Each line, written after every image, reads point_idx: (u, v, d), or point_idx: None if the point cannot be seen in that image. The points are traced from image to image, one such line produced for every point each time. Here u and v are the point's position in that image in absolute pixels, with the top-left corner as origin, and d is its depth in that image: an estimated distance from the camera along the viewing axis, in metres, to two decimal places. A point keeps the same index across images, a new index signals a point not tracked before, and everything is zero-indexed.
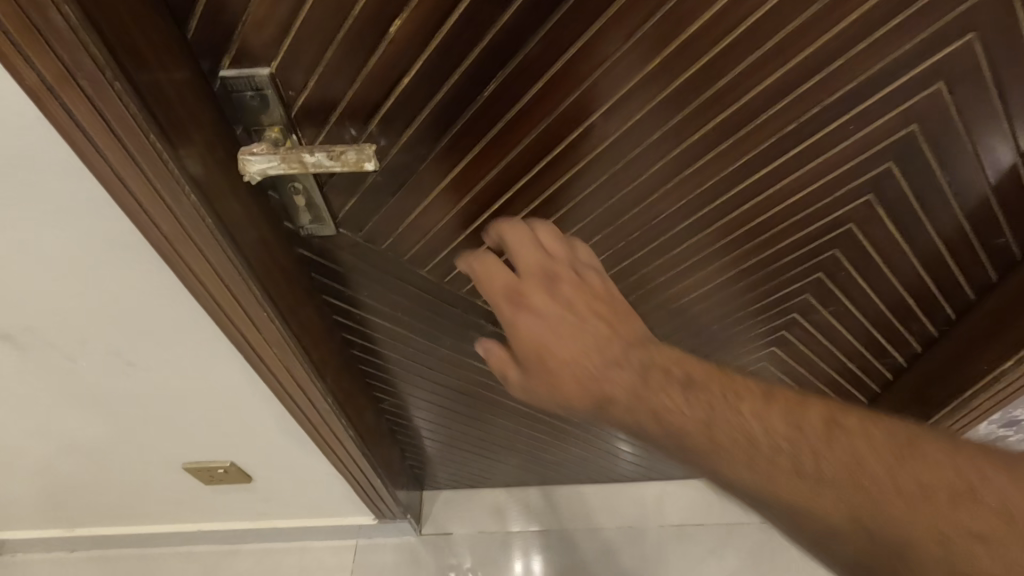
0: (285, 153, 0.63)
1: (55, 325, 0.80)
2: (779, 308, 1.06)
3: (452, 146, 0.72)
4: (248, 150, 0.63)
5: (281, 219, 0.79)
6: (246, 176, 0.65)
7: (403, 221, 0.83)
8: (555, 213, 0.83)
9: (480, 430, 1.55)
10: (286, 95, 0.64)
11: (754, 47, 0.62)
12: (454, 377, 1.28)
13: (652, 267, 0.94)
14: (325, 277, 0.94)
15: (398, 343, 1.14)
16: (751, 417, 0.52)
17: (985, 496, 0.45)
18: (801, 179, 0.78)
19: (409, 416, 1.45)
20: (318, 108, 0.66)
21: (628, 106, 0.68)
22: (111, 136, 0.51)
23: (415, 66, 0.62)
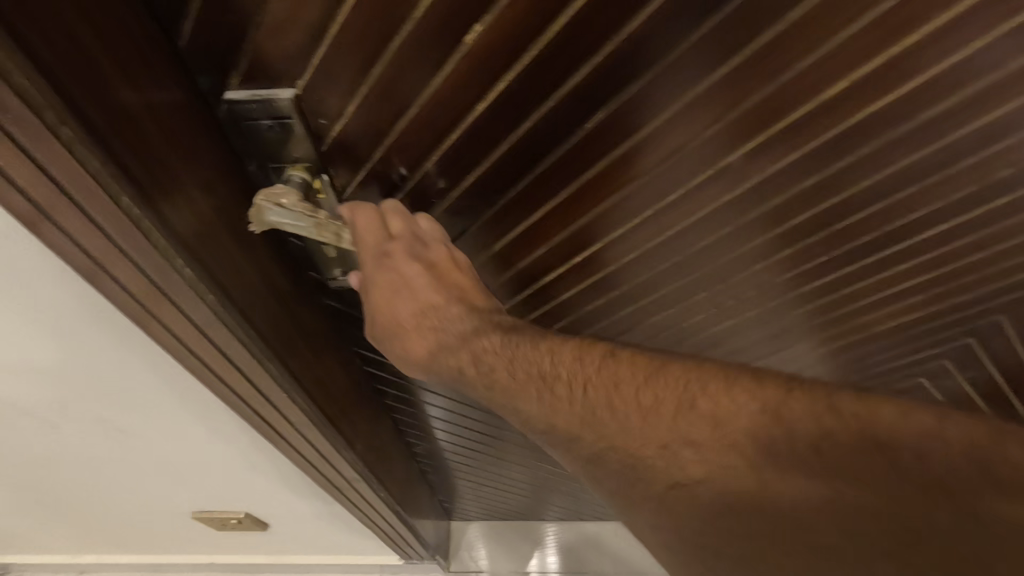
0: (319, 221, 0.48)
1: (34, 392, 0.68)
2: (899, 360, 0.90)
3: (531, 191, 0.55)
4: (271, 197, 0.46)
5: (306, 268, 0.63)
6: (255, 221, 0.47)
7: None
8: (655, 265, 0.67)
9: (519, 473, 1.39)
10: (315, 123, 0.47)
11: (950, 52, 0.44)
12: (496, 425, 1.12)
13: (754, 318, 0.79)
14: (356, 329, 0.78)
15: (436, 393, 0.98)
16: (544, 350, 0.42)
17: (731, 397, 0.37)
18: (956, 220, 0.61)
19: (440, 457, 1.30)
20: (360, 142, 0.49)
21: (782, 147, 0.52)
22: (66, 201, 0.35)
23: (494, 89, 0.45)
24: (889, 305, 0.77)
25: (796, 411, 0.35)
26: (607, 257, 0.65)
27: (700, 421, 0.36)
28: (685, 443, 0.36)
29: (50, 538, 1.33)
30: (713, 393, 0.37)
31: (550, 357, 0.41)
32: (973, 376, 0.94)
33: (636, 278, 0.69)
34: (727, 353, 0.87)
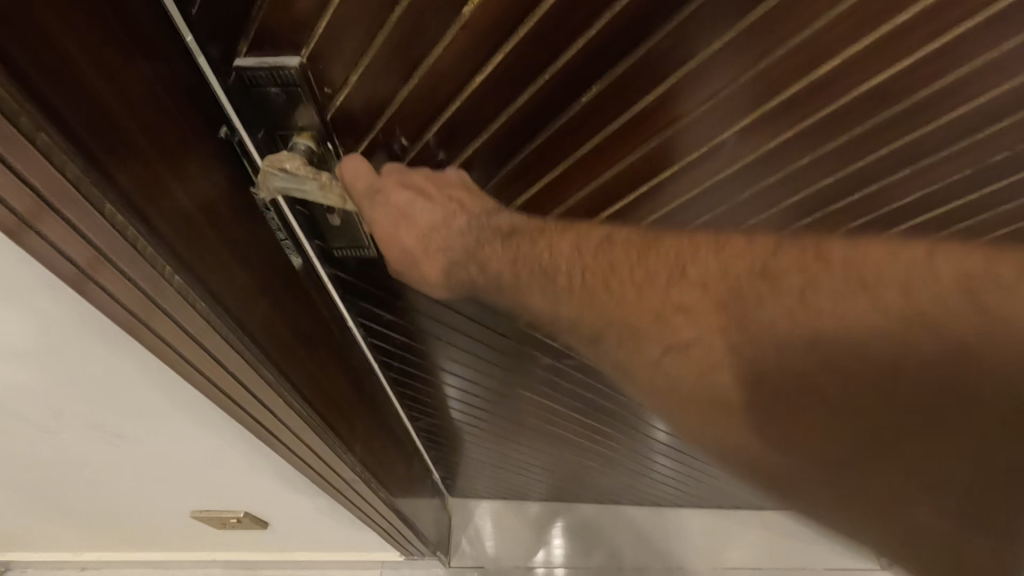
0: (322, 179, 0.50)
1: (21, 399, 0.66)
2: None
3: (530, 164, 0.57)
4: (275, 162, 0.48)
5: (311, 237, 0.62)
6: (263, 190, 0.49)
7: None
8: None
9: (523, 462, 1.36)
10: (319, 91, 0.48)
11: (908, 54, 0.47)
12: (501, 411, 1.09)
13: None
14: (358, 299, 0.76)
15: (439, 371, 0.95)
16: (543, 248, 0.47)
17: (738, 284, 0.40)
18: (940, 200, 0.64)
19: (447, 438, 1.27)
20: (363, 112, 0.50)
21: (772, 127, 0.54)
22: (50, 213, 0.34)
23: (493, 61, 0.46)
24: None
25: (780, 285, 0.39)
26: None
27: (689, 286, 0.42)
28: (677, 306, 0.42)
29: (47, 538, 1.32)
30: (701, 259, 0.42)
31: (551, 252, 0.46)
32: None
33: None
34: None
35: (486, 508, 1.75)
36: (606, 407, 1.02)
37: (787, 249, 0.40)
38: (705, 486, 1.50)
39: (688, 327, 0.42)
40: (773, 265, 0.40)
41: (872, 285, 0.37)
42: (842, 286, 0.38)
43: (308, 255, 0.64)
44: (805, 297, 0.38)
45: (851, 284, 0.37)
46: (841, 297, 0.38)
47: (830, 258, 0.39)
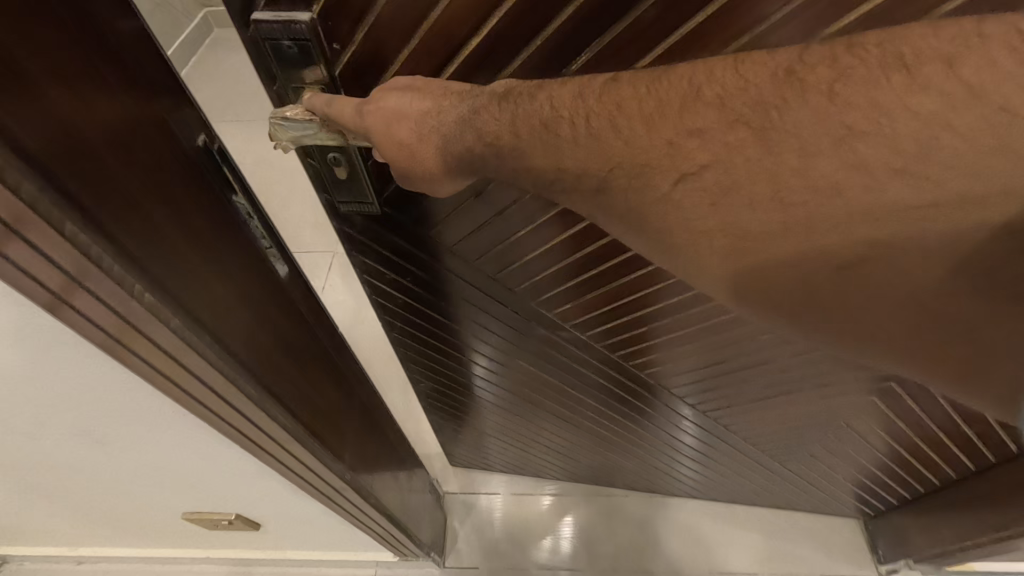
0: (314, 118, 0.51)
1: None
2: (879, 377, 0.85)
3: None
4: (279, 112, 0.51)
5: (318, 189, 0.65)
6: (277, 142, 0.54)
7: (452, 210, 0.64)
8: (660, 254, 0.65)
9: (522, 447, 1.35)
10: (329, 47, 0.52)
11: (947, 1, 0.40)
12: (500, 390, 1.07)
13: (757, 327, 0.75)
14: (363, 243, 0.77)
15: (439, 337, 0.95)
16: (543, 101, 0.36)
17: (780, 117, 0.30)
18: None
19: (447, 412, 1.27)
20: (368, 69, 0.54)
21: None
22: (14, 237, 0.32)
23: (496, 14, 0.47)
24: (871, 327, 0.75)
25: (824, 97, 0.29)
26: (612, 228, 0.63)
27: (706, 108, 0.31)
28: (690, 134, 0.32)
29: (40, 535, 1.31)
30: (719, 72, 0.31)
31: (551, 103, 0.35)
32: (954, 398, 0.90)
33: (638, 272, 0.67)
34: (735, 354, 0.81)
35: (482, 499, 1.59)
36: (606, 392, 0.99)
37: (833, 47, 0.29)
38: (709, 486, 1.46)
39: (711, 166, 0.32)
40: (802, 64, 0.29)
41: (985, 96, 0.26)
42: (906, 88, 0.27)
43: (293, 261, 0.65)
44: (859, 108, 0.28)
45: (923, 83, 0.27)
46: (958, 87, 0.26)
47: (895, 51, 0.27)
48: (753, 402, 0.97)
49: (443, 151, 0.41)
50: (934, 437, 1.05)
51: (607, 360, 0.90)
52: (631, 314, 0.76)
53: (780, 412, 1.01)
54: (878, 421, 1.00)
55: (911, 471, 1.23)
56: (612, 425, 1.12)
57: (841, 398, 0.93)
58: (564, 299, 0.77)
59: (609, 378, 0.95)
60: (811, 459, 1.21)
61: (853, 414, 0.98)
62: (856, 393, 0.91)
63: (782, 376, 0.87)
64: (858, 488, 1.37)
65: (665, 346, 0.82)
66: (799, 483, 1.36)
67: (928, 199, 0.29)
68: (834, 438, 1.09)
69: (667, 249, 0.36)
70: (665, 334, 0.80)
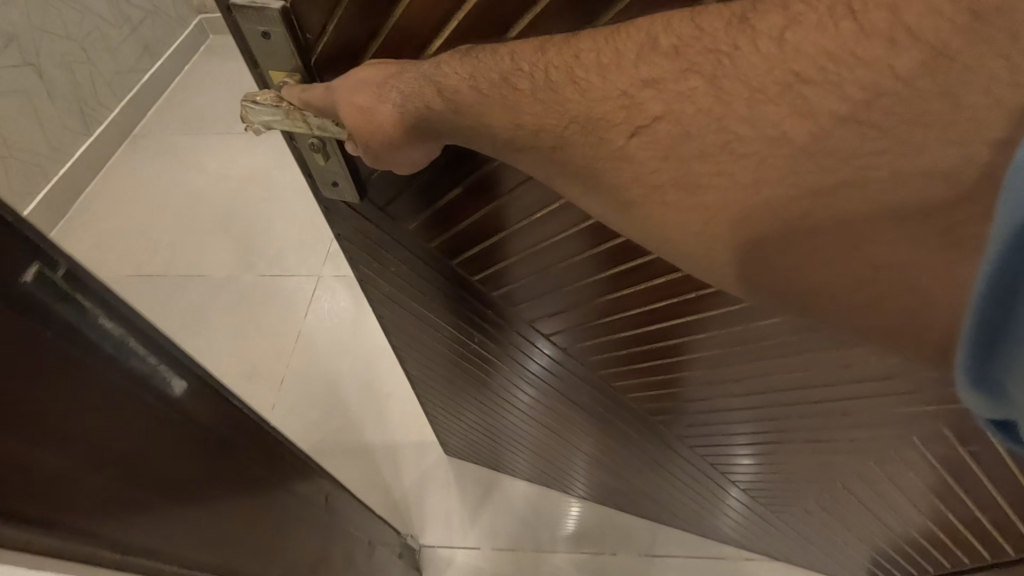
0: (286, 107, 0.53)
1: None
2: (888, 442, 0.75)
3: None
4: (251, 96, 0.54)
5: (305, 174, 0.65)
6: (250, 125, 0.55)
7: (444, 197, 0.61)
8: (666, 272, 0.60)
9: (516, 446, 1.32)
10: (304, 36, 0.52)
11: None
12: (490, 391, 1.05)
13: (771, 361, 0.67)
14: (353, 231, 0.76)
15: (430, 328, 0.93)
16: (505, 55, 0.39)
17: (729, 59, 0.31)
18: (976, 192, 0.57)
19: (441, 401, 1.26)
20: (343, 56, 0.53)
21: None
22: None
23: (458, 16, 0.47)
24: (881, 392, 0.65)
25: (774, 41, 0.30)
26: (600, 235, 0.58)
27: (661, 58, 0.33)
28: (644, 85, 0.34)
29: None
30: (677, 24, 0.33)
31: (512, 56, 0.39)
32: (968, 489, 0.77)
33: (642, 276, 0.62)
34: (751, 389, 0.75)
35: (462, 553, 1.50)
36: (598, 402, 0.95)
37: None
38: (706, 521, 1.37)
39: (663, 118, 0.34)
40: (755, 13, 0.31)
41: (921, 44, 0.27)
42: (855, 36, 0.28)
43: (201, 372, 0.55)
44: (804, 57, 0.30)
45: (870, 29, 0.28)
46: (889, 27, 0.28)
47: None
48: (743, 441, 0.91)
49: (404, 109, 0.44)
50: (950, 526, 0.91)
51: (601, 371, 0.87)
52: (634, 326, 0.72)
53: (773, 459, 0.93)
54: (881, 490, 0.89)
55: (926, 558, 1.07)
56: (602, 440, 1.08)
57: (837, 456, 0.85)
58: (559, 305, 0.73)
59: (601, 388, 0.91)
60: (812, 517, 1.10)
61: (860, 479, 0.88)
62: (855, 453, 0.81)
63: (774, 417, 0.80)
64: (875, 563, 1.22)
65: (664, 362, 0.77)
66: (805, 540, 1.24)
67: (875, 146, 0.29)
68: (832, 500, 0.99)
69: (620, 204, 0.37)
70: (669, 352, 0.74)
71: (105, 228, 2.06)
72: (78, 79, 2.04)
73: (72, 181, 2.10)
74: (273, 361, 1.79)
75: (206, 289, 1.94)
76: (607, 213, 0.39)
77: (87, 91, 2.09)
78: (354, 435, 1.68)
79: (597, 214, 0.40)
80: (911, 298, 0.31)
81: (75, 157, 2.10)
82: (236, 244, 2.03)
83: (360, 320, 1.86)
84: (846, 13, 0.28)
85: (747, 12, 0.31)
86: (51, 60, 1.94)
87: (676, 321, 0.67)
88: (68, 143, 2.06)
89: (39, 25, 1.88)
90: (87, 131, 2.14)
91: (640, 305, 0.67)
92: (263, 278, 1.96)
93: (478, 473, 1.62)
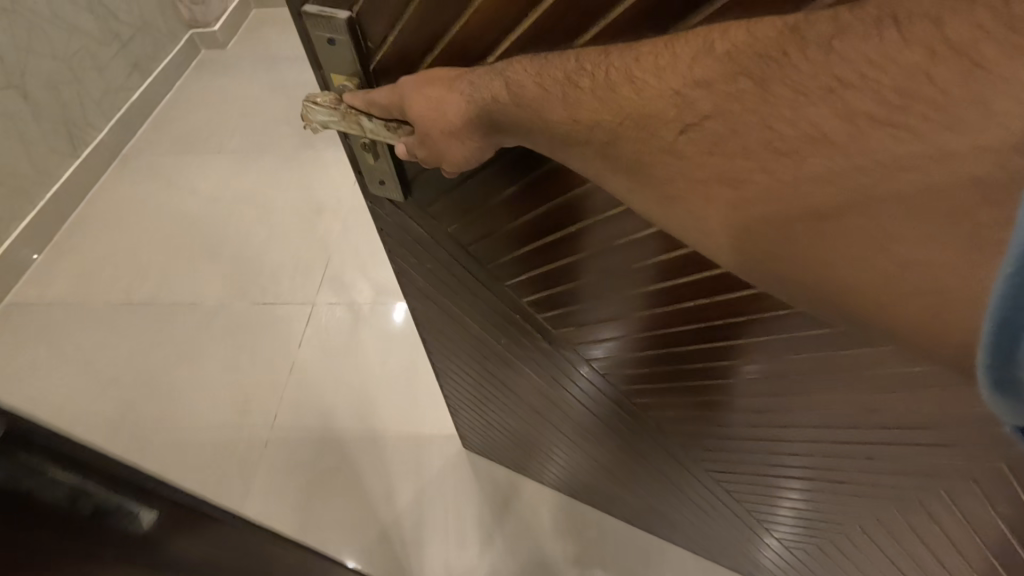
0: (344, 110, 0.57)
1: None
2: (911, 488, 0.75)
3: None
4: (312, 97, 0.58)
5: (355, 169, 0.69)
6: (308, 124, 0.60)
7: (492, 199, 0.64)
8: (705, 292, 0.62)
9: (534, 453, 1.34)
10: (366, 45, 0.57)
11: None
12: (515, 394, 1.07)
13: (800, 393, 0.68)
14: (400, 227, 0.79)
15: (462, 328, 0.96)
16: (570, 57, 0.44)
17: (779, 63, 0.35)
18: None
19: (465, 400, 1.29)
20: (399, 65, 0.57)
21: None
22: None
23: (514, 31, 0.50)
24: (908, 433, 0.65)
25: (822, 47, 0.34)
26: (641, 247, 0.60)
27: (715, 62, 0.37)
28: (697, 85, 0.37)
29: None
30: (732, 32, 0.37)
31: (576, 58, 0.43)
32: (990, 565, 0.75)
33: (682, 294, 0.64)
34: (778, 420, 0.76)
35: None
36: (620, 417, 0.97)
37: (836, 11, 0.34)
38: (718, 549, 1.36)
39: (712, 116, 0.37)
40: (805, 23, 0.35)
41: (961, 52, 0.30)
42: (897, 42, 0.31)
43: (176, 495, 0.46)
44: (849, 62, 0.33)
45: (913, 38, 0.31)
46: (934, 37, 0.30)
47: (886, 13, 0.32)
48: (764, 473, 0.90)
49: (468, 104, 0.49)
50: None
51: (628, 386, 0.88)
52: (666, 341, 0.74)
53: (792, 495, 0.93)
54: (899, 545, 0.88)
55: None
56: (620, 455, 1.09)
57: (858, 498, 0.84)
58: (594, 315, 0.76)
59: (625, 403, 0.93)
60: (823, 560, 1.08)
61: (879, 526, 0.87)
62: (875, 496, 0.81)
63: (798, 452, 0.80)
64: None
65: (691, 381, 0.78)
66: None
67: (909, 148, 0.31)
68: (850, 544, 0.97)
69: (664, 198, 0.41)
70: (697, 371, 0.76)
71: (95, 253, 2.11)
72: (65, 100, 2.12)
73: (59, 203, 2.16)
74: (258, 389, 1.81)
75: (198, 319, 1.95)
76: (651, 207, 0.42)
77: (73, 112, 2.17)
78: (350, 480, 1.64)
79: (643, 209, 0.43)
80: (930, 303, 0.32)
81: (61, 181, 2.16)
82: (227, 271, 2.06)
83: (353, 346, 1.89)
84: (889, 24, 0.32)
85: (798, 21, 0.35)
86: (38, 82, 2.02)
87: (708, 341, 0.69)
88: (56, 166, 2.13)
89: (24, 47, 1.97)
90: (76, 154, 2.21)
91: (675, 322, 0.69)
92: (256, 306, 1.98)
93: (487, 487, 1.63)
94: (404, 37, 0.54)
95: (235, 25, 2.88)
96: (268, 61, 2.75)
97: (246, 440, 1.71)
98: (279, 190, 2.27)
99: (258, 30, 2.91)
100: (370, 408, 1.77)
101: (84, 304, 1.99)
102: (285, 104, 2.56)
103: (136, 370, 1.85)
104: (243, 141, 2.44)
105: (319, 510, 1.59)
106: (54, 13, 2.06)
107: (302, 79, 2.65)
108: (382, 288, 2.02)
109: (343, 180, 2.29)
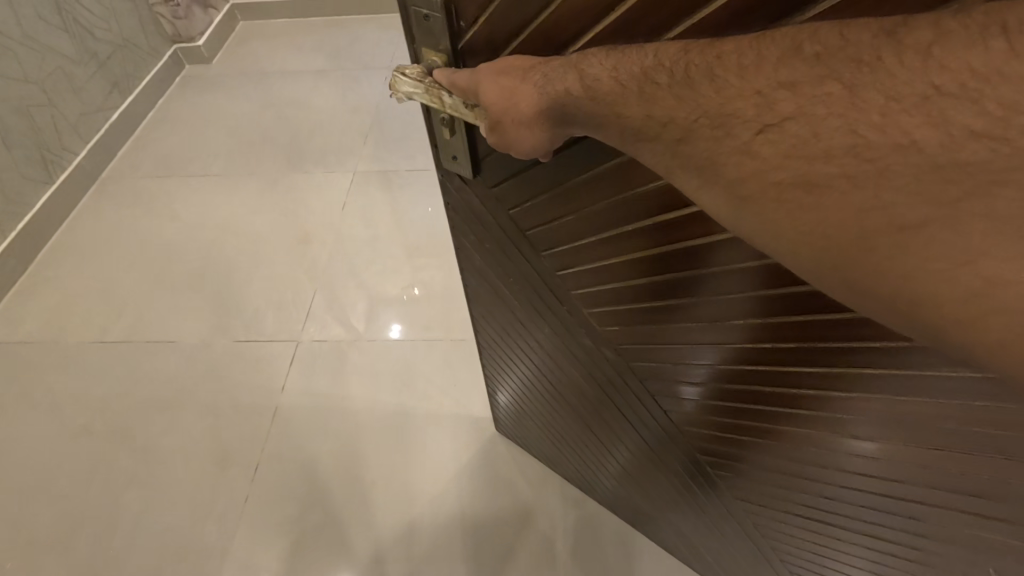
0: (429, 84, 0.60)
1: None
2: (957, 559, 0.72)
3: None
4: (402, 69, 0.61)
5: (432, 142, 0.72)
6: (396, 94, 0.63)
7: (559, 188, 0.66)
8: (763, 310, 0.62)
9: (562, 447, 1.37)
10: (457, 24, 0.59)
11: None
12: (553, 385, 1.09)
13: (852, 434, 0.67)
14: (466, 206, 0.82)
15: (510, 312, 0.99)
16: (650, 53, 0.45)
17: (869, 68, 0.35)
18: None
19: (503, 383, 1.33)
20: (485, 47, 0.60)
21: None
22: None
23: (601, 23, 0.51)
24: (963, 496, 0.63)
25: (919, 54, 0.33)
26: (703, 256, 0.61)
27: (802, 63, 0.37)
28: (781, 87, 0.38)
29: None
30: (823, 34, 0.37)
31: (656, 54, 0.44)
32: None
33: (738, 307, 0.64)
34: (825, 460, 0.74)
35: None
36: (656, 426, 0.97)
37: (939, 16, 0.33)
38: None
39: (794, 117, 0.37)
40: (904, 27, 0.34)
41: None
42: (1002, 53, 0.31)
43: None
44: (949, 70, 0.32)
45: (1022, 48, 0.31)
46: None
47: (997, 21, 0.31)
48: (800, 514, 0.89)
49: (541, 94, 0.51)
50: None
51: (669, 395, 0.88)
52: (716, 355, 0.74)
53: (825, 544, 0.91)
54: None
55: None
56: (648, 467, 1.10)
57: (896, 558, 0.82)
58: (645, 316, 0.76)
59: (663, 413, 0.93)
60: None
61: None
62: (916, 561, 0.78)
63: (840, 497, 0.79)
64: None
65: (737, 399, 0.78)
66: None
67: (1007, 161, 0.32)
68: None
69: (736, 198, 0.41)
70: (744, 391, 0.76)
71: (71, 283, 2.22)
72: (38, 124, 2.23)
73: (36, 230, 2.28)
74: (235, 429, 1.87)
75: (176, 356, 2.03)
76: (720, 208, 0.43)
77: (48, 137, 2.29)
78: (336, 529, 1.68)
79: (713, 209, 0.44)
80: None
81: (36, 207, 2.28)
82: (206, 304, 2.15)
83: (342, 368, 1.99)
84: (998, 33, 0.31)
85: (895, 25, 0.35)
86: (8, 108, 2.11)
87: (759, 356, 0.69)
88: (30, 195, 2.24)
89: None
90: (49, 179, 2.33)
91: (728, 336, 0.69)
92: (238, 343, 2.05)
93: (494, 513, 1.71)
94: (488, 21, 0.57)
95: (219, 40, 3.13)
96: (257, 76, 2.97)
97: (227, 491, 1.75)
98: (260, 216, 2.40)
99: (244, 43, 3.17)
100: (357, 436, 1.85)
101: (57, 335, 2.09)
102: (273, 117, 2.77)
103: (77, 402, 1.93)
104: (226, 162, 2.60)
105: (313, 549, 1.65)
106: (26, 34, 2.15)
107: (301, 99, 2.84)
108: (378, 303, 2.13)
109: (334, 206, 2.41)
